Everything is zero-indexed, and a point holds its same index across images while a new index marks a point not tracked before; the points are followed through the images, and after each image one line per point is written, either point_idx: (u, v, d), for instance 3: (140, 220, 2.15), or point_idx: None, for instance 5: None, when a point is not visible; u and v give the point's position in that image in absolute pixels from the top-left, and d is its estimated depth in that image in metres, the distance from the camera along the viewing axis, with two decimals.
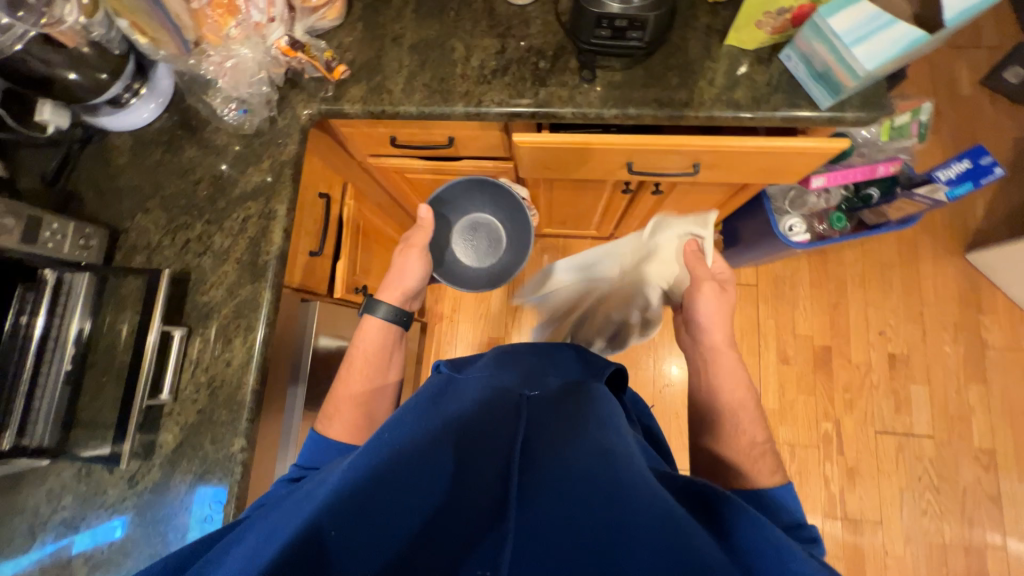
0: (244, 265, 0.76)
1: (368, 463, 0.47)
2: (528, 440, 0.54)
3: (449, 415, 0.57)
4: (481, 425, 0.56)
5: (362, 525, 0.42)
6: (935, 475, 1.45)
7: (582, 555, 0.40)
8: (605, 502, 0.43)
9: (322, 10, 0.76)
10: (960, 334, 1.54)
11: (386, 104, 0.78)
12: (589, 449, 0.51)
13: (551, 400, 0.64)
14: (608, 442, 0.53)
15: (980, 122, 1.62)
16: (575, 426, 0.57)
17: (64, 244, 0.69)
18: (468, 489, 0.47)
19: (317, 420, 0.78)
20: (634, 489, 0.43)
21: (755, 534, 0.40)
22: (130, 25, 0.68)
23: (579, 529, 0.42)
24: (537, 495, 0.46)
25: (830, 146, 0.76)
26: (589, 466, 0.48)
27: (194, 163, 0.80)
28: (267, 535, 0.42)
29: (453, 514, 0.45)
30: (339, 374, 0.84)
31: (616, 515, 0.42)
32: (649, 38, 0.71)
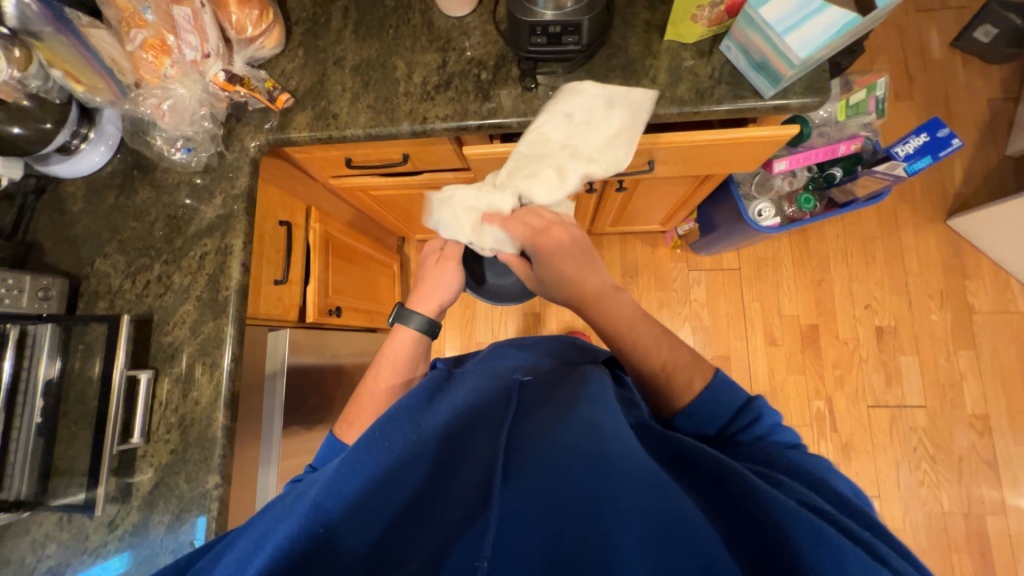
0: (205, 301, 0.76)
1: (363, 462, 0.47)
2: (515, 422, 0.53)
3: (441, 410, 0.57)
4: (472, 416, 0.56)
5: (360, 520, 0.42)
6: (930, 444, 1.45)
7: (571, 525, 0.40)
8: (593, 474, 0.44)
9: (259, 40, 0.76)
10: (947, 301, 1.53)
11: (333, 128, 0.78)
12: (577, 422, 0.50)
13: (544, 383, 0.64)
14: (597, 413, 0.52)
15: (953, 86, 1.60)
16: (565, 401, 0.56)
17: (22, 298, 0.69)
18: (457, 479, 0.47)
19: (336, 426, 0.72)
20: (623, 461, 0.44)
21: (749, 499, 0.41)
22: (64, 75, 0.68)
23: (570, 501, 0.42)
24: (523, 471, 0.45)
25: (780, 133, 0.75)
26: (575, 439, 0.48)
27: (148, 204, 0.80)
28: (265, 534, 0.41)
29: (444, 501, 0.45)
30: (365, 381, 0.77)
31: (606, 487, 0.43)
32: (586, 41, 0.69)
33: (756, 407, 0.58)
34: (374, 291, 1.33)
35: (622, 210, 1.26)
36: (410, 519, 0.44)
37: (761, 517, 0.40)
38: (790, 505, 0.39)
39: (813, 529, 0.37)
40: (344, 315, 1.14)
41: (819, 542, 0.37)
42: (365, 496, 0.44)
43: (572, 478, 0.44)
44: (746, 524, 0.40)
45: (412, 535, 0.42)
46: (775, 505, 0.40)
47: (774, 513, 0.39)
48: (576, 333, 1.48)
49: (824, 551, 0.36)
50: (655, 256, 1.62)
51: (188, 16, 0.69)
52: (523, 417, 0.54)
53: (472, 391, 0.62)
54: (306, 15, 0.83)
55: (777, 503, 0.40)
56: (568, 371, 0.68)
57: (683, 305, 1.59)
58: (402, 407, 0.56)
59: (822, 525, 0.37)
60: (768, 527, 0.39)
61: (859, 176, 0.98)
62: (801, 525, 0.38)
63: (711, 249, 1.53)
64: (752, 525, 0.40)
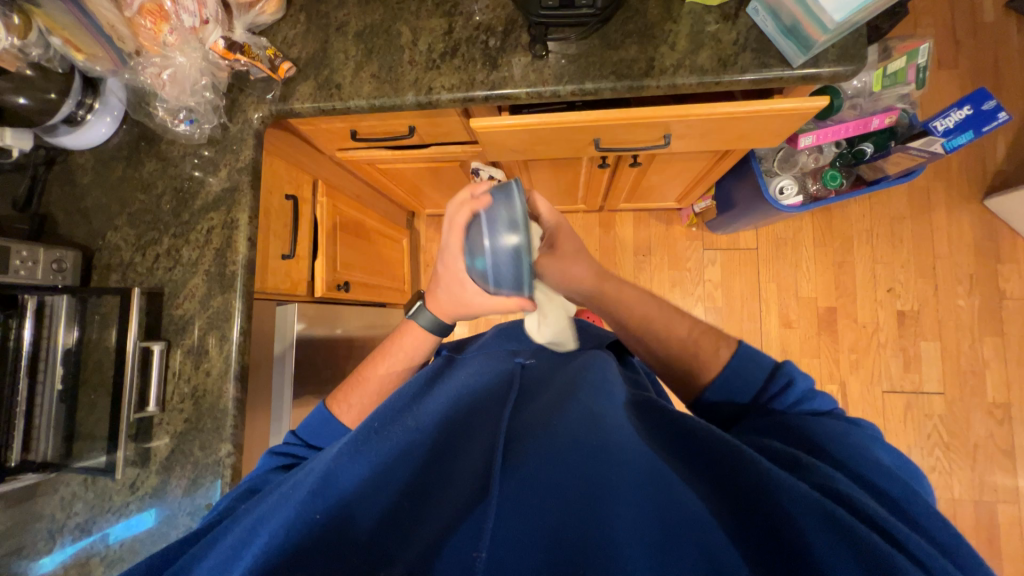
0: (213, 275, 0.77)
1: (364, 454, 0.47)
2: (514, 410, 0.53)
3: (442, 396, 0.57)
4: (471, 403, 0.56)
5: (357, 509, 0.44)
6: (945, 431, 1.43)
7: (567, 518, 0.41)
8: (590, 464, 0.44)
9: (259, 5, 0.73)
10: (976, 286, 1.46)
11: (336, 99, 0.75)
12: (578, 409, 0.50)
13: (547, 369, 0.64)
14: (599, 402, 0.51)
15: (1005, 53, 1.48)
16: (565, 388, 0.56)
17: (37, 270, 0.70)
18: (456, 466, 0.48)
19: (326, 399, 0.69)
20: (618, 448, 0.44)
21: (756, 481, 0.39)
22: (63, 43, 0.67)
23: (567, 495, 0.42)
24: (521, 461, 0.45)
25: (807, 105, 0.70)
26: (576, 428, 0.47)
27: (155, 177, 0.79)
28: (262, 520, 0.43)
29: (440, 489, 0.46)
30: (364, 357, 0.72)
31: (605, 476, 0.43)
32: (601, 4, 0.64)
33: (787, 371, 0.55)
34: (383, 266, 1.32)
35: (637, 186, 1.22)
36: (408, 503, 0.45)
37: (769, 505, 0.38)
38: (800, 490, 0.38)
39: (822, 516, 0.36)
40: (353, 290, 1.15)
41: (827, 528, 0.35)
42: (363, 485, 0.45)
43: (570, 467, 0.44)
44: (755, 514, 0.38)
45: (408, 522, 0.43)
46: (782, 489, 0.38)
47: (782, 499, 0.37)
48: (585, 311, 1.47)
49: (830, 537, 0.35)
50: (670, 234, 1.57)
51: None
52: (524, 405, 0.54)
53: (473, 377, 0.62)
54: None
55: (786, 489, 0.38)
56: (573, 357, 0.67)
57: (696, 285, 1.55)
58: (399, 395, 0.56)
59: (832, 510, 0.36)
60: (775, 514, 0.37)
61: (891, 154, 0.93)
62: (810, 511, 0.36)
63: (729, 228, 1.48)
64: (757, 514, 0.38)
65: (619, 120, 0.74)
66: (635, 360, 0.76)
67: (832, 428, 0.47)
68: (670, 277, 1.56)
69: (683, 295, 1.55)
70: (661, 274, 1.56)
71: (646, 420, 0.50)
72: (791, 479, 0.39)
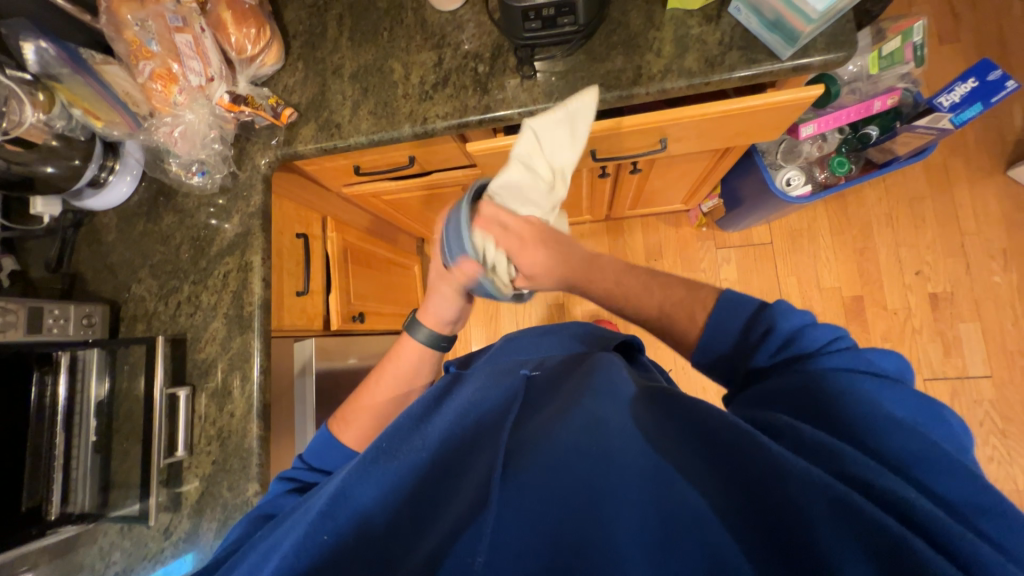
0: (231, 316, 0.79)
1: (372, 474, 0.47)
2: (519, 422, 0.53)
3: (449, 411, 0.57)
4: (477, 413, 0.56)
5: (364, 527, 0.44)
6: (998, 417, 1.34)
7: (568, 524, 0.40)
8: (599, 473, 0.43)
9: (260, 58, 0.77)
10: (1012, 259, 1.39)
11: (337, 138, 0.78)
12: (580, 418, 0.49)
13: (553, 381, 0.63)
14: (604, 406, 0.51)
15: (1008, 22, 1.44)
16: (569, 396, 0.55)
17: (69, 326, 0.74)
18: (461, 481, 0.47)
19: (331, 421, 0.71)
20: (622, 455, 0.44)
21: (758, 468, 0.37)
22: (84, 113, 0.72)
23: (570, 505, 0.41)
24: (522, 469, 0.45)
25: (803, 96, 0.69)
26: (578, 435, 0.47)
27: (173, 229, 0.83)
28: (274, 546, 0.44)
29: (444, 505, 0.46)
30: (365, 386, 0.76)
31: (603, 479, 0.42)
32: (583, 20, 0.66)
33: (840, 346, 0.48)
34: (397, 294, 1.34)
35: (640, 192, 1.21)
36: (416, 522, 0.44)
37: (778, 494, 0.36)
38: (807, 471, 0.35)
39: (828, 494, 0.34)
40: (368, 321, 1.16)
41: (837, 512, 0.33)
42: (371, 506, 0.46)
43: (573, 475, 0.43)
44: (763, 506, 0.36)
45: (412, 537, 0.43)
46: (786, 471, 0.36)
47: (787, 485, 0.35)
48: (601, 322, 1.45)
49: (839, 523, 0.33)
50: (680, 237, 1.55)
51: (190, 42, 0.71)
52: (530, 417, 0.54)
53: (481, 391, 0.61)
54: (303, 26, 0.83)
55: (796, 473, 0.36)
56: (580, 363, 0.67)
57: (713, 286, 1.52)
58: (409, 416, 0.56)
59: (844, 491, 0.33)
60: (782, 501, 0.35)
61: (898, 133, 0.90)
62: (817, 494, 0.34)
63: (739, 224, 1.45)
64: (767, 506, 0.36)
65: (613, 130, 0.75)
66: (646, 359, 0.75)
67: (841, 386, 0.43)
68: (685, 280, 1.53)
69: None
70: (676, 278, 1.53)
71: (655, 417, 0.49)
72: (797, 459, 0.36)
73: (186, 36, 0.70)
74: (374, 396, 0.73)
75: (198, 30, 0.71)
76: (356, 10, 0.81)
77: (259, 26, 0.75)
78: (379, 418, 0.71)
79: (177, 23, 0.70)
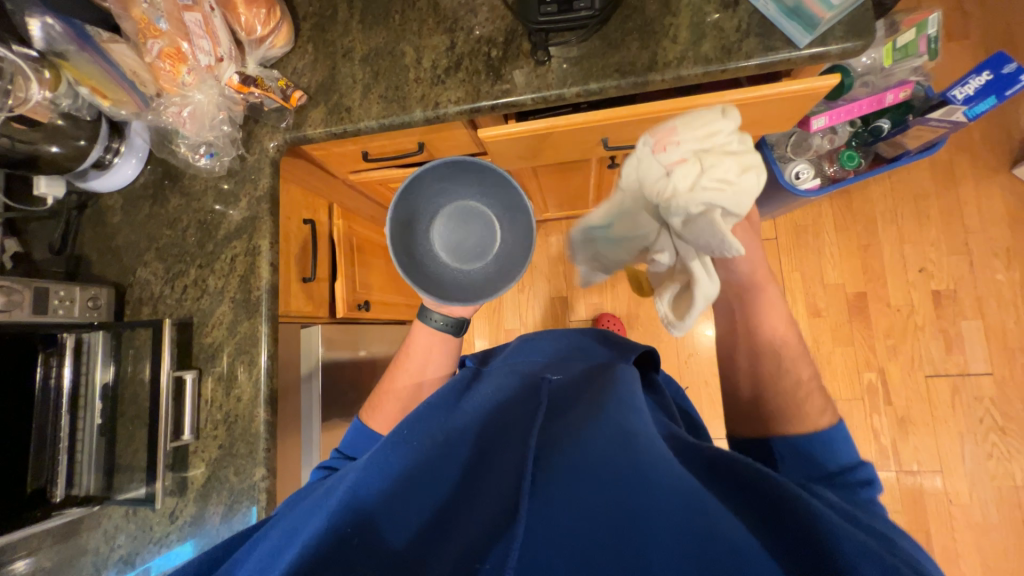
0: (238, 301, 0.78)
1: (396, 474, 0.48)
2: (541, 427, 0.53)
3: (471, 417, 0.57)
4: (498, 423, 0.55)
5: (386, 522, 0.44)
6: (998, 414, 1.35)
7: (598, 534, 0.39)
8: (632, 490, 0.42)
9: (269, 39, 0.76)
10: (1015, 258, 1.40)
11: (347, 122, 0.77)
12: (607, 431, 0.49)
13: (572, 391, 0.62)
14: (630, 420, 0.51)
15: (1016, 19, 1.44)
16: (591, 407, 0.55)
17: (74, 308, 0.73)
18: (484, 487, 0.47)
19: (362, 410, 0.75)
20: (657, 473, 0.43)
21: (796, 513, 0.39)
22: (91, 91, 0.71)
23: (600, 520, 0.40)
24: (550, 480, 0.45)
25: (818, 85, 0.69)
26: (605, 447, 0.47)
27: (179, 212, 0.82)
28: (297, 534, 0.44)
29: (467, 508, 0.45)
30: (394, 369, 0.76)
31: (634, 494, 0.42)
32: (598, 5, 0.66)
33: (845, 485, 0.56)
34: (400, 285, 1.33)
35: None
36: (436, 528, 0.44)
37: (813, 536, 0.37)
38: (842, 527, 0.38)
39: (862, 548, 0.36)
40: (372, 310, 1.16)
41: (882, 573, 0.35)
42: (391, 502, 0.46)
43: (600, 485, 0.43)
44: (802, 546, 0.37)
45: (433, 535, 0.43)
46: (821, 522, 0.38)
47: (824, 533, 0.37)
48: (605, 315, 1.45)
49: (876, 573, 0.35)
50: None
51: (199, 21, 0.70)
52: (551, 423, 0.53)
53: (500, 397, 0.61)
54: (313, 8, 0.81)
55: (839, 532, 0.38)
56: (601, 373, 0.66)
57: None
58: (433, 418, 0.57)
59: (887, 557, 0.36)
60: (818, 542, 0.37)
61: (910, 127, 0.90)
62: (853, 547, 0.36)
63: (744, 219, 1.45)
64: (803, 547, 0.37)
65: (627, 117, 0.74)
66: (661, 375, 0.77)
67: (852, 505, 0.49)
68: None
69: None
70: None
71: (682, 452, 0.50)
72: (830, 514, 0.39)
73: (195, 14, 0.69)
74: (395, 384, 0.74)
75: (207, 8, 0.70)
76: None
77: (269, 6, 0.74)
78: (398, 404, 0.73)
79: (186, 0, 0.69)
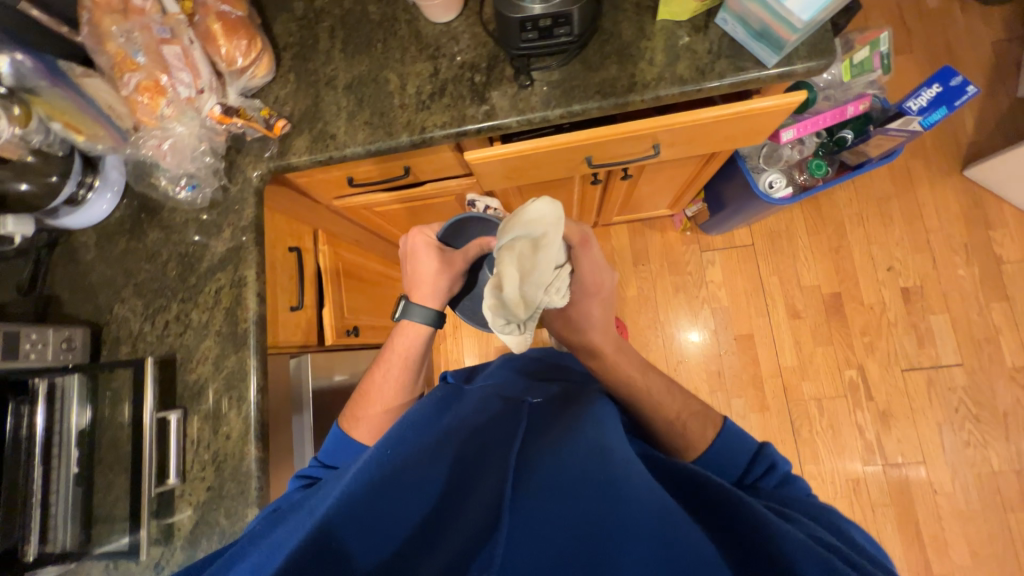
0: (225, 335, 0.76)
1: (372, 478, 0.47)
2: (524, 441, 0.53)
3: (453, 426, 0.56)
4: (481, 434, 0.55)
5: (365, 529, 0.43)
6: (971, 403, 1.41)
7: (575, 550, 0.40)
8: (603, 506, 0.42)
9: (251, 70, 0.76)
10: (973, 254, 1.48)
11: (333, 149, 0.77)
12: (586, 447, 0.50)
13: (552, 408, 0.62)
14: (608, 438, 0.51)
15: (953, 34, 1.57)
16: (572, 424, 0.56)
17: (47, 351, 0.69)
18: (465, 498, 0.47)
19: (343, 419, 0.76)
20: (630, 489, 0.43)
21: (760, 530, 0.41)
22: (64, 126, 0.69)
23: (570, 534, 0.41)
24: (533, 489, 0.45)
25: (787, 102, 0.73)
26: (583, 462, 0.47)
27: (159, 246, 0.80)
28: (277, 545, 0.43)
29: (449, 519, 0.45)
30: (376, 371, 0.79)
31: (612, 511, 0.42)
32: (577, 31, 0.69)
33: (768, 454, 0.65)
34: (387, 308, 1.32)
35: (629, 197, 1.23)
36: (413, 543, 0.43)
37: (778, 552, 0.39)
38: (805, 542, 0.39)
39: (828, 564, 0.37)
40: (360, 334, 1.14)
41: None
42: (365, 505, 0.44)
43: (579, 496, 0.44)
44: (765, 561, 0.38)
45: (415, 547, 0.42)
46: (785, 537, 0.40)
47: (788, 547, 0.39)
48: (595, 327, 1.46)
49: None
50: (666, 241, 1.59)
51: (178, 54, 0.69)
52: (532, 438, 0.53)
53: (481, 410, 0.61)
54: (294, 39, 0.82)
55: (787, 536, 0.40)
56: (577, 395, 0.69)
57: (700, 287, 1.56)
58: (417, 426, 0.56)
59: (830, 559, 0.38)
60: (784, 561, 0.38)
61: (872, 136, 0.95)
62: (819, 565, 0.37)
63: (722, 227, 1.50)
64: (765, 560, 0.39)
65: (608, 137, 0.76)
66: None
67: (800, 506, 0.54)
68: (673, 283, 1.57)
69: (689, 299, 1.55)
70: (663, 281, 1.57)
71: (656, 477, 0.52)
72: (790, 530, 0.41)
73: (174, 47, 0.69)
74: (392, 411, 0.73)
75: (186, 41, 0.71)
76: (348, 25, 0.81)
77: (250, 37, 0.74)
78: None
79: (165, 34, 0.69)
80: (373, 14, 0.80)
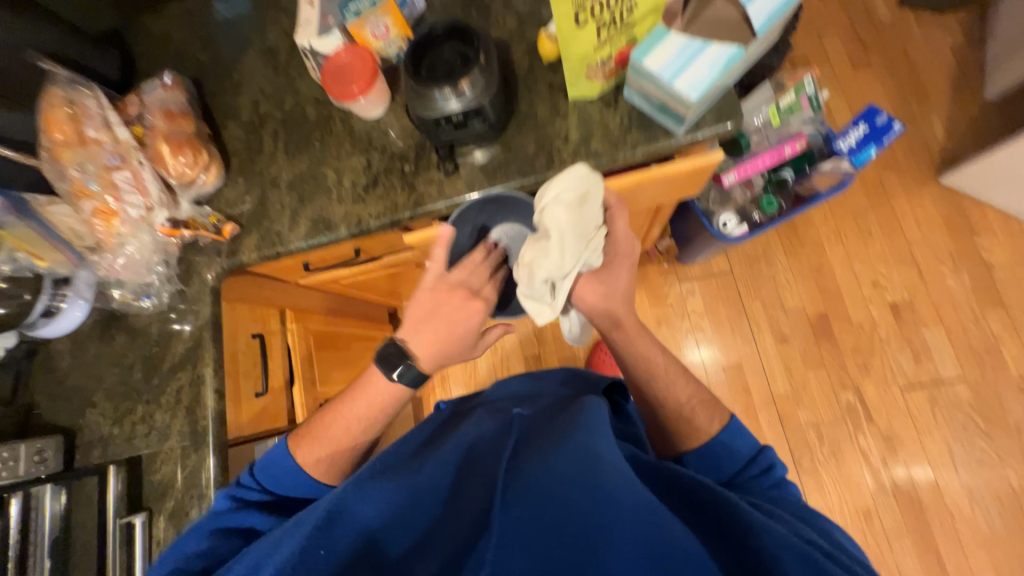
0: (186, 434, 0.79)
1: (379, 497, 0.54)
2: (516, 450, 0.57)
3: (453, 445, 0.63)
4: (477, 449, 0.62)
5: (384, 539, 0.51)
6: (979, 419, 1.35)
7: (565, 551, 0.45)
8: (590, 506, 0.47)
9: (200, 179, 0.81)
10: (961, 262, 1.44)
11: (279, 246, 0.81)
12: (573, 451, 0.53)
13: (544, 414, 0.68)
14: (596, 440, 0.55)
15: (911, 44, 1.57)
16: (561, 427, 0.59)
17: (18, 466, 0.72)
18: (462, 505, 0.53)
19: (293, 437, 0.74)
20: (617, 492, 0.48)
21: (737, 528, 0.48)
22: (28, 255, 0.75)
23: (564, 533, 0.46)
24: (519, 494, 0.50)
25: (708, 163, 0.74)
26: (570, 465, 0.51)
27: (126, 350, 0.84)
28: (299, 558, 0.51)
29: (449, 526, 0.51)
30: (347, 393, 0.74)
31: (602, 518, 0.46)
32: (492, 120, 0.72)
33: (768, 457, 0.68)
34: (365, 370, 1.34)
35: None
36: (425, 548, 0.50)
37: (755, 546, 0.46)
38: (781, 535, 0.46)
39: (799, 553, 0.44)
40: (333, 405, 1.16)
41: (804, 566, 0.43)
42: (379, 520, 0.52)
43: (566, 498, 0.48)
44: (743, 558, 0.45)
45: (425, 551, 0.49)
46: (764, 532, 0.46)
47: (767, 542, 0.45)
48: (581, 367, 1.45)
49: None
50: (643, 275, 1.58)
51: (128, 178, 0.76)
52: (523, 447, 0.58)
53: (478, 427, 0.67)
54: (241, 143, 0.87)
55: (772, 533, 0.46)
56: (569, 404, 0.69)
57: (682, 319, 1.54)
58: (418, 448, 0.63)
59: (813, 556, 0.44)
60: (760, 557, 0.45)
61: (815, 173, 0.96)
62: (793, 555, 0.44)
63: (697, 258, 1.49)
64: (745, 555, 0.45)
65: None
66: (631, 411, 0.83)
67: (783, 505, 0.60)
68: (654, 317, 1.55)
69: (672, 332, 1.53)
70: (644, 316, 1.55)
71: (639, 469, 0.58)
72: (770, 525, 0.47)
73: (123, 173, 0.75)
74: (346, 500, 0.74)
75: (135, 164, 0.76)
76: (290, 126, 0.86)
77: (195, 152, 0.80)
78: None
79: (115, 162, 0.75)
80: (311, 115, 0.85)
